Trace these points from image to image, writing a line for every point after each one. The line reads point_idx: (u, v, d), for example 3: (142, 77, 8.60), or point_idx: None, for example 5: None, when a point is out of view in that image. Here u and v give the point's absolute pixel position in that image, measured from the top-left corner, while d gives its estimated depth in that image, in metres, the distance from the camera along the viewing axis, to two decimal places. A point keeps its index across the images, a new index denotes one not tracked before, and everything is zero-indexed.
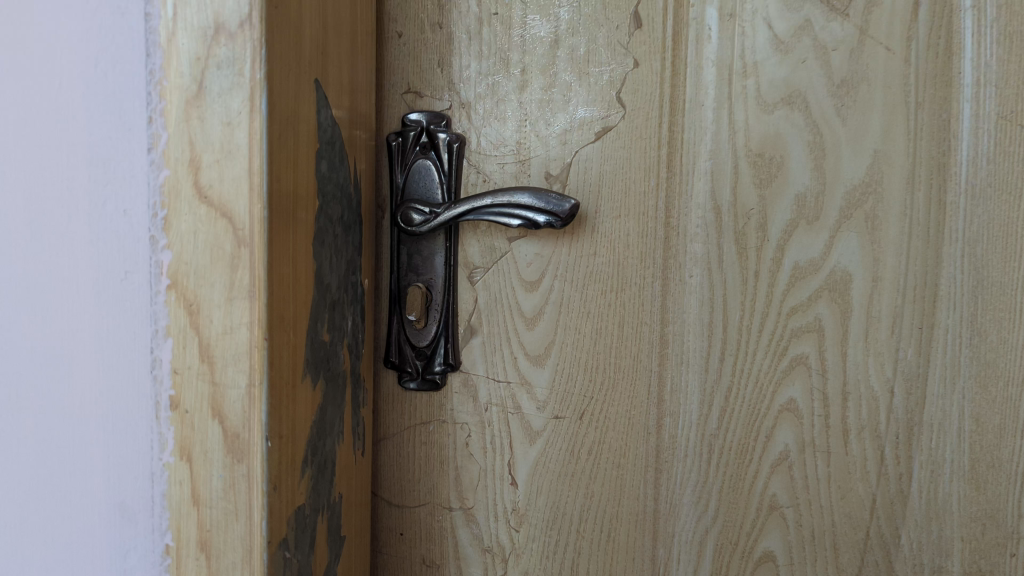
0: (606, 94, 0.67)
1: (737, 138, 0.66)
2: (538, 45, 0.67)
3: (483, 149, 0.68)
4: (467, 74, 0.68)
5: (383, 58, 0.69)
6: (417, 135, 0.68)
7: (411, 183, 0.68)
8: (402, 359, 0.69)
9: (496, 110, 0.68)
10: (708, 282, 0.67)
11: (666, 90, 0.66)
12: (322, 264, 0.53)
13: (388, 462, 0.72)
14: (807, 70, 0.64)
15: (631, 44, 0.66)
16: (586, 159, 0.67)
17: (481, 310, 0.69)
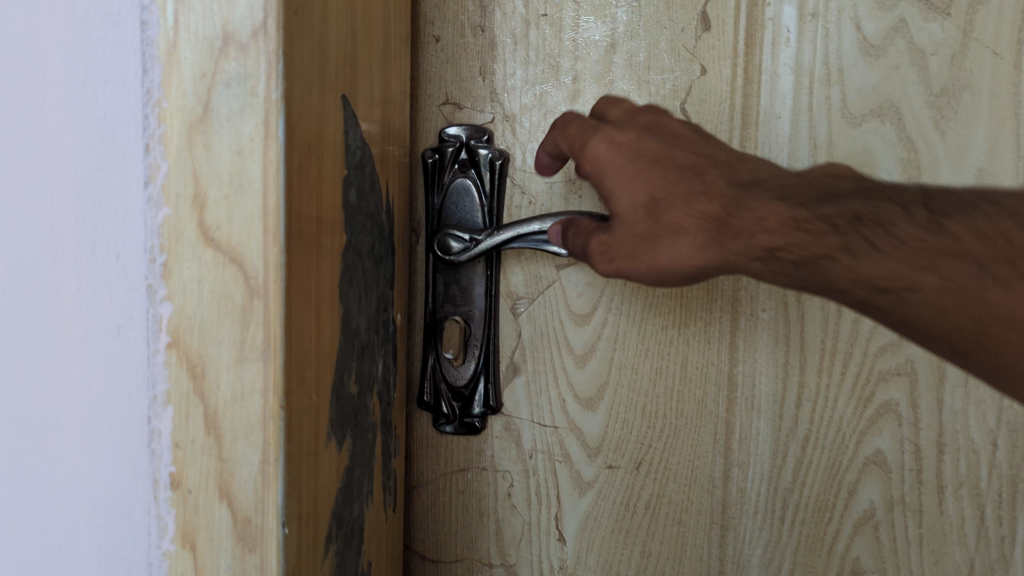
0: (669, 104, 0.59)
1: (818, 155, 0.58)
2: (592, 49, 0.59)
3: (529, 167, 0.61)
4: (512, 82, 0.61)
5: (417, 64, 0.62)
6: (456, 150, 0.60)
7: (450, 204, 0.61)
8: (436, 400, 0.62)
9: (544, 123, 0.60)
10: (782, 318, 0.59)
11: (737, 100, 0.59)
12: (350, 307, 0.46)
13: (422, 513, 0.65)
14: (900, 77, 0.57)
15: (698, 49, 0.59)
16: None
17: (526, 347, 0.62)
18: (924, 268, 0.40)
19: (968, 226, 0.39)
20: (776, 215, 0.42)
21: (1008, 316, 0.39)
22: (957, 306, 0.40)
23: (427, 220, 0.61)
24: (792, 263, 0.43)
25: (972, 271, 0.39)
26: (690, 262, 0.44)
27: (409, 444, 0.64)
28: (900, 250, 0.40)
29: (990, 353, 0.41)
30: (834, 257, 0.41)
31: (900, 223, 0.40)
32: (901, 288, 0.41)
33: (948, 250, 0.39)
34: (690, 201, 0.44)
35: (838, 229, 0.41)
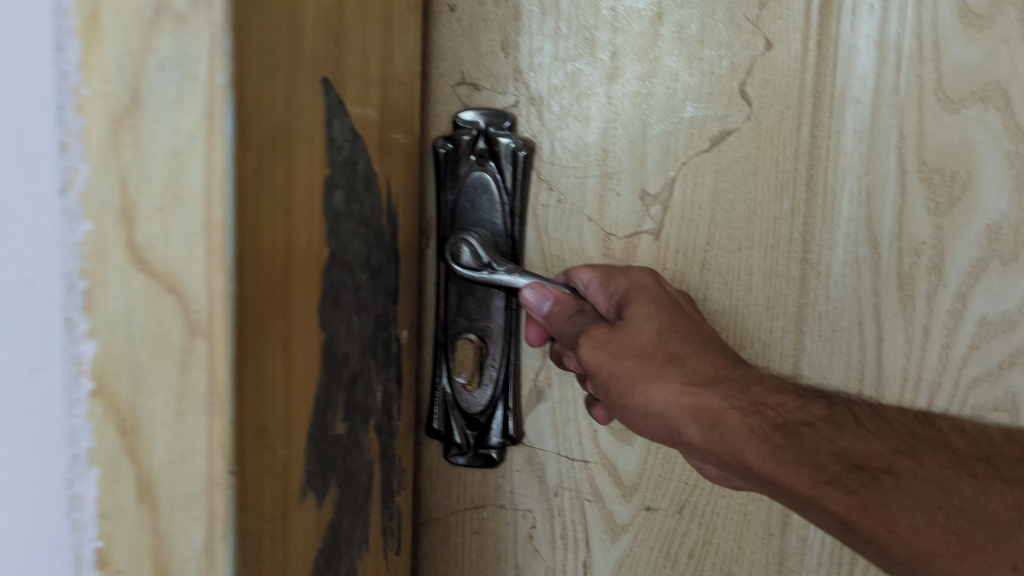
0: (725, 85, 0.50)
1: (906, 148, 0.48)
2: (634, 19, 0.50)
3: (558, 159, 0.52)
4: (539, 59, 0.51)
5: (427, 38, 0.53)
6: (474, 141, 0.52)
7: (465, 204, 0.52)
8: (449, 428, 0.54)
9: (576, 107, 0.51)
10: (858, 340, 0.50)
11: (808, 80, 0.49)
12: (336, 332, 0.37)
13: (431, 554, 0.57)
14: (1010, 52, 0.47)
15: (762, 19, 0.49)
16: (695, 174, 0.50)
17: (553, 369, 0.54)
18: (903, 452, 0.40)
19: (952, 436, 0.42)
20: (775, 384, 0.43)
21: (979, 518, 0.38)
22: (930, 497, 0.39)
23: (438, 221, 0.53)
24: (773, 424, 0.42)
25: (950, 462, 0.40)
26: (679, 390, 0.43)
27: (417, 476, 0.56)
28: (882, 432, 0.41)
29: (960, 543, 0.38)
30: (813, 425, 0.42)
31: (891, 414, 0.42)
32: (878, 469, 0.40)
33: (933, 441, 0.41)
34: (699, 347, 0.45)
35: (827, 404, 0.43)
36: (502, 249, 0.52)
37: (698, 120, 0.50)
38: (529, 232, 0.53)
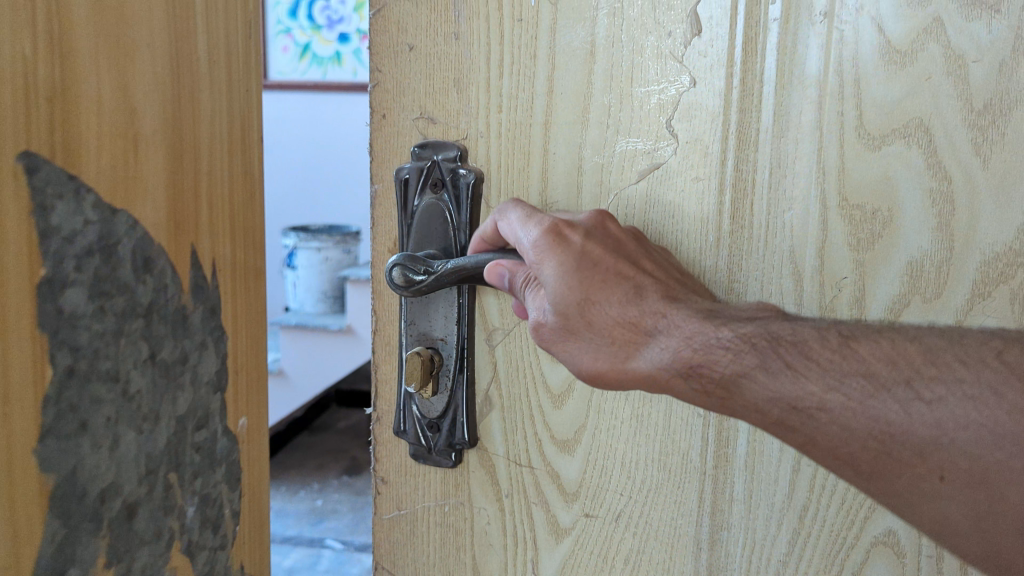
0: (655, 120, 0.51)
1: (827, 184, 0.49)
2: (572, 57, 0.53)
3: (506, 188, 0.56)
4: (486, 95, 0.55)
5: (390, 76, 0.57)
6: (430, 170, 0.56)
7: (422, 226, 0.57)
8: (411, 429, 0.59)
9: (520, 141, 0.55)
10: None
11: (733, 115, 0.50)
12: (82, 458, 0.34)
13: (400, 541, 0.62)
14: (932, 89, 0.46)
15: (687, 56, 0.50)
16: (625, 206, 0.53)
17: (502, 381, 0.58)
18: (832, 388, 0.41)
19: (877, 358, 0.42)
20: (703, 333, 0.45)
21: (904, 439, 0.40)
22: (860, 427, 0.41)
23: (400, 243, 0.58)
24: (712, 382, 0.44)
25: (875, 388, 0.41)
26: (618, 359, 0.47)
27: (386, 470, 0.62)
28: (811, 371, 0.42)
29: (895, 464, 0.40)
30: (752, 375, 0.43)
31: (816, 349, 0.42)
32: (812, 408, 0.42)
33: (855, 371, 0.41)
34: (621, 313, 0.47)
35: (757, 348, 0.43)
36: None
37: (628, 154, 0.52)
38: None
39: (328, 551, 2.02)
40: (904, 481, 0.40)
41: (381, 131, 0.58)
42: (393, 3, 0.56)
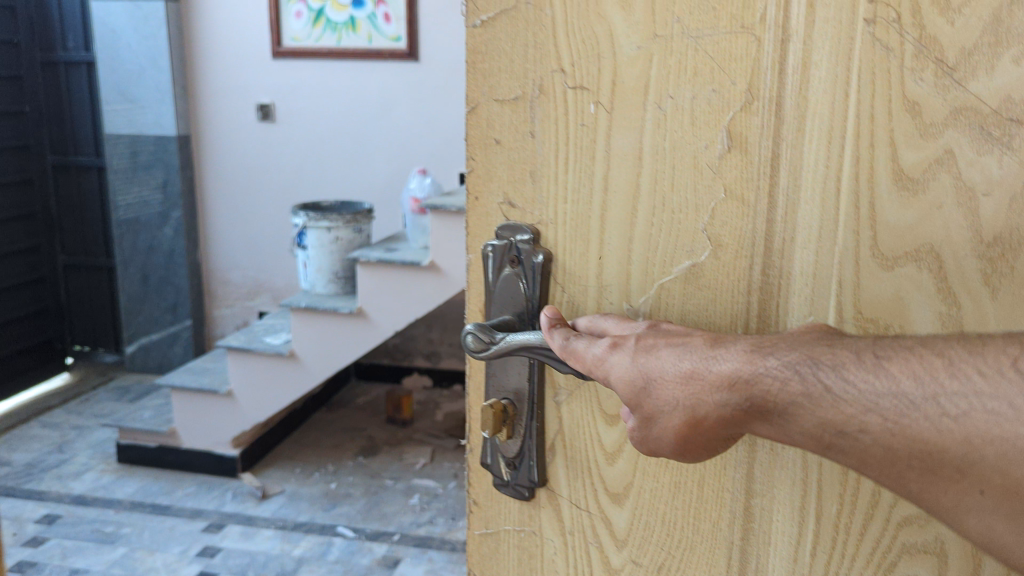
0: (691, 227, 0.57)
1: (844, 299, 0.54)
2: (624, 161, 0.58)
3: (571, 269, 0.61)
4: (557, 189, 0.61)
5: (481, 163, 0.62)
6: (509, 247, 0.62)
7: (501, 294, 0.63)
8: (494, 463, 0.66)
9: (581, 229, 0.61)
10: (802, 460, 0.56)
11: (761, 226, 0.56)
12: None
13: (488, 555, 0.68)
14: (944, 217, 0.50)
15: (721, 167, 0.56)
16: (664, 305, 0.59)
17: (566, 433, 0.63)
18: (868, 409, 0.43)
19: (905, 369, 0.42)
20: (748, 366, 0.47)
21: (935, 452, 0.41)
22: (901, 447, 0.42)
23: (485, 305, 0.65)
24: (767, 414, 0.47)
25: (908, 404, 0.42)
26: (686, 407, 0.50)
27: (478, 494, 0.68)
28: (849, 394, 0.43)
29: (932, 473, 0.42)
30: (798, 403, 0.45)
31: (851, 371, 0.44)
32: (853, 430, 0.43)
33: (886, 391, 0.42)
34: (674, 368, 0.51)
35: (799, 374, 0.45)
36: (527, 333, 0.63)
37: (669, 254, 0.58)
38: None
39: (339, 538, 2.90)
40: (952, 496, 0.42)
41: (473, 209, 0.64)
42: (483, 102, 0.61)
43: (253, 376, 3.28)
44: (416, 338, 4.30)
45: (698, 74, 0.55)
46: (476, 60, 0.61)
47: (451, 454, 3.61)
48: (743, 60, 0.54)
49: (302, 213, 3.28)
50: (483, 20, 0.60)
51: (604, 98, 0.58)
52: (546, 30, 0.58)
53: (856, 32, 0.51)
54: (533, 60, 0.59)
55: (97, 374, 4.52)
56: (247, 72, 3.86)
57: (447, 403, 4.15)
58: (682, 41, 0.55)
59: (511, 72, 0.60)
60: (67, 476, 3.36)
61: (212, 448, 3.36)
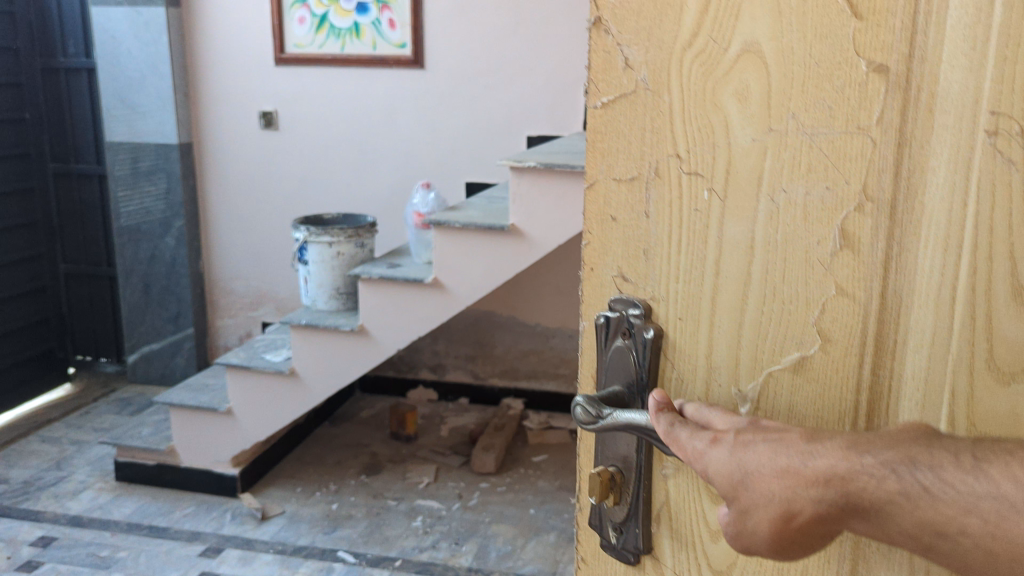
0: (802, 322, 0.58)
1: (958, 407, 0.54)
2: (735, 250, 0.59)
3: (680, 347, 0.63)
4: (667, 268, 0.62)
5: (597, 237, 0.65)
6: (620, 320, 0.65)
7: (612, 364, 0.66)
8: (600, 526, 0.68)
9: (691, 309, 0.62)
10: (909, 564, 0.56)
11: (872, 327, 0.56)
12: None
13: None
14: None
15: (833, 264, 0.56)
16: (772, 393, 0.59)
17: (672, 505, 0.64)
18: (967, 512, 0.44)
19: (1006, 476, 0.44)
20: (847, 467, 0.48)
21: None
22: (1001, 549, 0.43)
23: (598, 372, 0.68)
24: (865, 514, 0.47)
25: (1008, 509, 0.43)
26: (781, 505, 0.50)
27: (586, 550, 0.70)
28: (946, 497, 0.45)
29: None
30: (897, 502, 0.46)
31: (950, 473, 0.45)
32: (954, 532, 0.45)
33: (987, 493, 0.44)
34: (771, 462, 0.51)
35: (897, 474, 0.46)
36: (635, 404, 0.65)
37: (779, 344, 0.59)
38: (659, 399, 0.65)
39: (339, 564, 2.88)
40: None
41: (588, 280, 0.67)
42: (601, 180, 0.64)
43: (251, 395, 3.23)
44: (420, 350, 4.24)
45: (811, 170, 0.56)
46: (595, 139, 0.63)
47: (456, 473, 3.57)
48: (859, 160, 0.55)
49: (303, 228, 3.22)
50: (603, 101, 0.62)
51: (717, 185, 0.59)
52: (664, 116, 0.60)
53: (977, 142, 0.51)
54: (650, 144, 0.61)
55: (99, 385, 4.51)
56: (250, 79, 3.86)
57: (452, 417, 4.10)
58: (797, 137, 0.56)
59: (628, 153, 0.62)
60: (64, 495, 3.34)
61: (213, 467, 3.33)
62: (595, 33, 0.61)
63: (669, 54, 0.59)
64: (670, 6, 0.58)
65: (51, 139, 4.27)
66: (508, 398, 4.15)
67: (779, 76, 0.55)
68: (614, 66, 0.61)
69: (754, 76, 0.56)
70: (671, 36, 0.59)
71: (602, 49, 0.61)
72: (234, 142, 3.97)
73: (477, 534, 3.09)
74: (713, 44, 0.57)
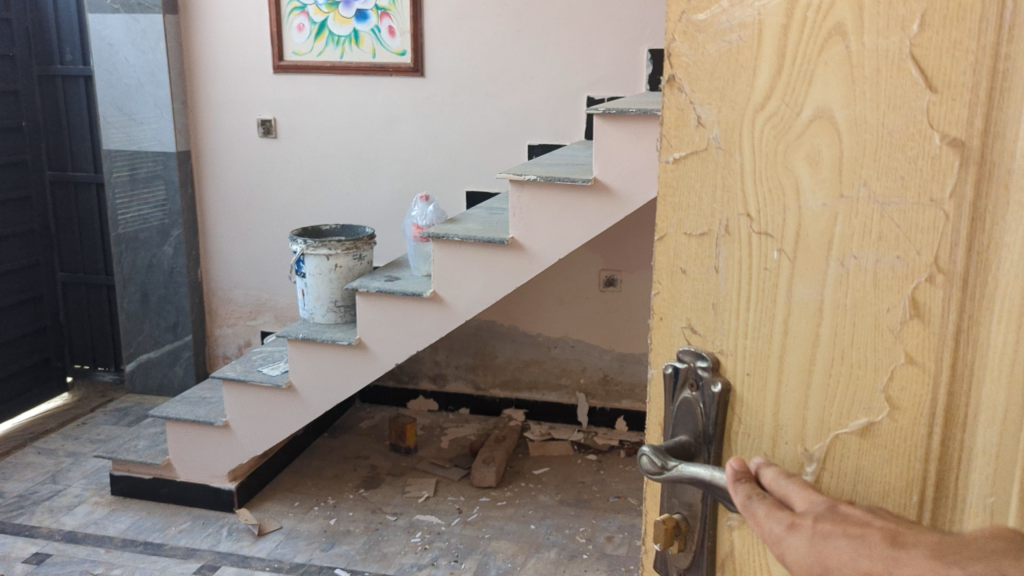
0: (870, 387, 0.58)
1: None
2: (803, 311, 0.60)
3: (747, 402, 0.65)
4: (736, 322, 0.64)
5: (667, 288, 0.68)
6: (688, 371, 0.68)
7: (679, 414, 0.69)
8: (667, 566, 0.72)
9: (758, 366, 0.64)
10: None
11: (941, 398, 0.56)
12: None
13: None
14: None
15: (902, 333, 0.56)
16: (840, 455, 0.60)
17: (736, 554, 0.67)
18: None
19: None
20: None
21: None
22: None
23: (667, 420, 0.71)
24: None
25: None
26: None
27: None
28: None
29: None
30: None
31: None
32: None
33: None
34: (853, 563, 0.52)
35: None
36: (701, 453, 0.67)
37: (847, 407, 0.59)
38: (725, 449, 0.67)
39: None
40: None
41: (658, 328, 0.70)
42: (671, 233, 0.67)
43: (248, 409, 3.19)
44: (421, 360, 4.16)
45: (882, 238, 0.56)
46: (666, 193, 0.66)
47: (455, 487, 3.51)
48: (930, 232, 0.54)
49: (300, 240, 3.20)
50: (674, 157, 0.65)
51: (787, 247, 0.60)
52: (734, 174, 0.62)
53: None
54: (721, 201, 0.63)
55: (96, 394, 4.47)
56: (249, 87, 3.85)
57: (452, 429, 4.03)
58: (868, 205, 0.56)
59: (699, 209, 0.64)
60: (59, 510, 3.32)
61: (210, 481, 3.30)
62: (668, 90, 0.64)
63: (742, 113, 0.60)
64: (744, 67, 0.60)
65: (48, 146, 4.25)
66: (509, 409, 4.08)
67: (851, 144, 0.56)
68: (687, 123, 0.63)
69: (826, 142, 0.57)
70: (744, 96, 0.60)
71: (675, 105, 0.64)
72: (234, 151, 3.96)
73: (476, 550, 3.02)
74: (785, 108, 0.58)
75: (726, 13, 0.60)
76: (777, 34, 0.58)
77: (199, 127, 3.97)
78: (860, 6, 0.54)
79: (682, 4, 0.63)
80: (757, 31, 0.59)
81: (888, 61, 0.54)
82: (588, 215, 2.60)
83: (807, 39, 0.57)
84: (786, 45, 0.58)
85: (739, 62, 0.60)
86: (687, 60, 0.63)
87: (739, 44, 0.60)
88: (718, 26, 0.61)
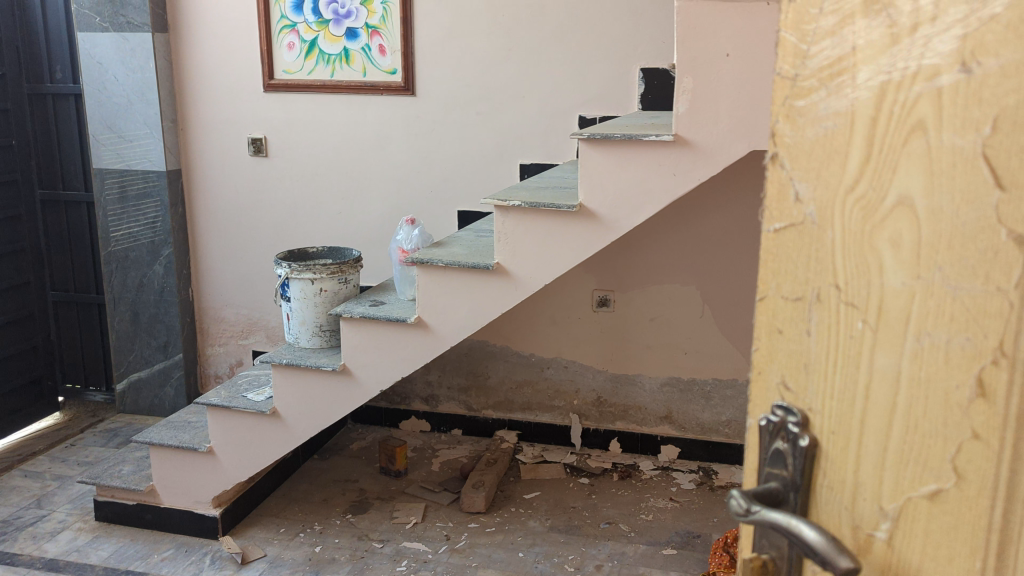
0: (940, 456, 0.63)
1: None
2: (882, 378, 0.66)
3: (831, 457, 0.71)
4: (823, 382, 0.71)
5: (765, 345, 0.77)
6: (780, 424, 0.75)
7: (772, 460, 0.76)
8: None
9: (842, 426, 0.70)
10: None
11: (1003, 474, 0.61)
12: None
13: None
14: None
15: (970, 410, 0.61)
16: (912, 516, 0.66)
17: None
18: None
19: None
20: None
21: None
22: None
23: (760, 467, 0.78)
24: None
25: None
26: None
27: None
28: None
29: None
30: None
31: None
32: None
33: None
34: None
35: None
36: (789, 499, 0.74)
37: (919, 473, 0.65)
38: (812, 497, 0.73)
39: None
40: None
41: (756, 381, 0.79)
42: (771, 294, 0.75)
43: (234, 434, 3.20)
44: (413, 381, 4.20)
45: (954, 320, 0.61)
46: (769, 257, 0.75)
47: (444, 512, 3.52)
48: (996, 318, 0.59)
49: (286, 264, 3.22)
50: (776, 227, 0.73)
51: (870, 318, 0.66)
52: (825, 247, 0.69)
53: None
54: (814, 270, 0.70)
55: (87, 414, 4.47)
56: (239, 106, 3.88)
57: (444, 450, 4.05)
58: (941, 288, 0.61)
59: (796, 276, 0.72)
60: (41, 536, 3.31)
61: (193, 507, 3.30)
62: (772, 167, 0.73)
63: (833, 194, 0.67)
64: (837, 153, 0.67)
65: (39, 165, 4.27)
66: (502, 429, 4.09)
67: (929, 231, 0.61)
68: (787, 197, 0.72)
69: (906, 227, 0.63)
70: (837, 179, 0.67)
71: (777, 180, 0.73)
72: (225, 170, 3.99)
73: None
74: (872, 194, 0.65)
75: (823, 102, 0.68)
76: (867, 123, 0.65)
77: (194, 145, 3.99)
78: (940, 103, 0.60)
79: (786, 90, 0.71)
80: (849, 119, 0.66)
81: (962, 157, 0.59)
82: (571, 240, 2.56)
83: (892, 131, 0.63)
84: (873, 134, 0.64)
85: (833, 147, 0.67)
86: (788, 140, 0.71)
87: (833, 131, 0.67)
88: (816, 113, 0.68)
